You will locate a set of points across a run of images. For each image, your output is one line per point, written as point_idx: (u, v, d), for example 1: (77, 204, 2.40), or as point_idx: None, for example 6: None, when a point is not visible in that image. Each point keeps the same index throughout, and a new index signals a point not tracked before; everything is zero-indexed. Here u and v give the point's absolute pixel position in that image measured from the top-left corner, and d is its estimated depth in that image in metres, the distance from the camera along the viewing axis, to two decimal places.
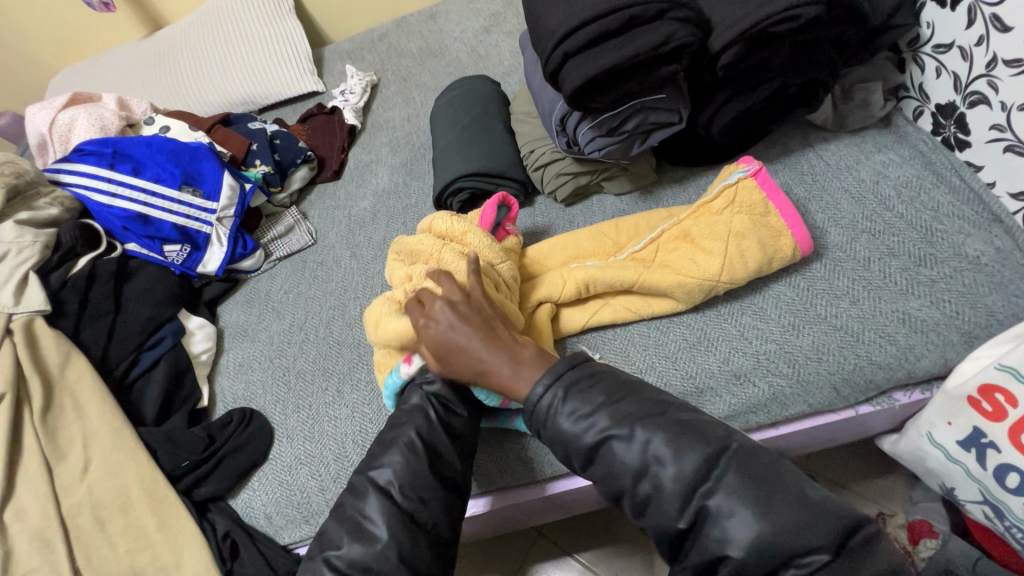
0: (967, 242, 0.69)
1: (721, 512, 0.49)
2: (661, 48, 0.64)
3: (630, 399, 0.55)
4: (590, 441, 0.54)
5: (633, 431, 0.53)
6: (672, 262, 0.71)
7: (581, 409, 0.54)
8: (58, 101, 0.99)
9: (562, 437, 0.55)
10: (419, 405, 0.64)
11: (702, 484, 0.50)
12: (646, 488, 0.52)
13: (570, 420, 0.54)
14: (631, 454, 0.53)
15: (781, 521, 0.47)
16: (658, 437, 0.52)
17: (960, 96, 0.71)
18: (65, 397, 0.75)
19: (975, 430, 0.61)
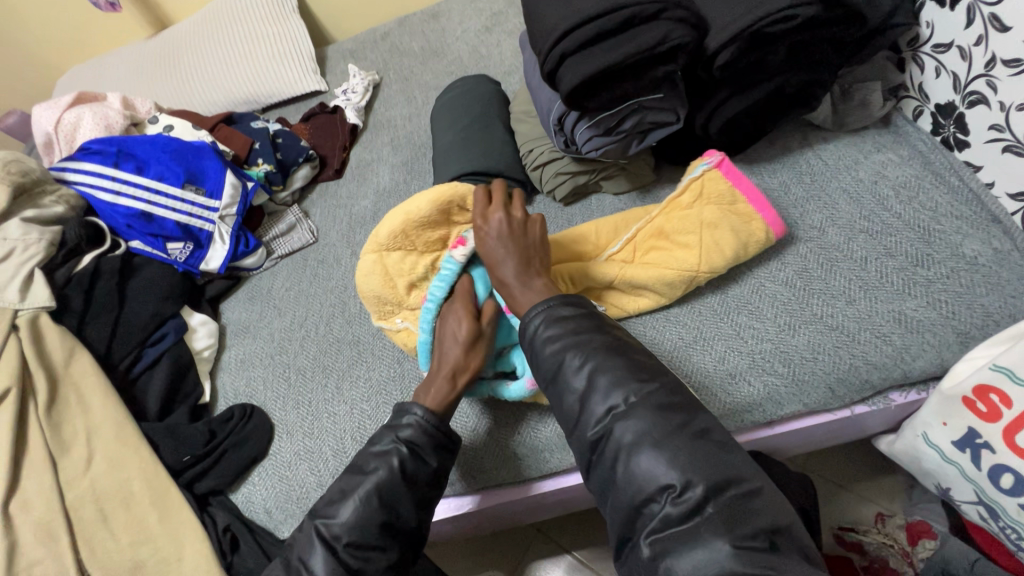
0: (966, 242, 0.69)
1: (624, 440, 0.51)
2: (657, 48, 0.64)
3: (601, 335, 0.57)
4: (549, 364, 0.57)
5: (584, 358, 0.56)
6: (651, 260, 0.72)
7: (555, 334, 0.58)
8: (64, 101, 1.00)
9: (537, 361, 0.59)
10: (391, 448, 0.60)
11: (618, 409, 0.52)
12: (576, 410, 0.55)
13: (542, 342, 0.58)
14: (576, 378, 0.55)
15: (677, 459, 0.48)
16: (603, 366, 0.55)
17: (960, 96, 0.70)
18: (69, 392, 0.76)
19: (970, 430, 0.61)
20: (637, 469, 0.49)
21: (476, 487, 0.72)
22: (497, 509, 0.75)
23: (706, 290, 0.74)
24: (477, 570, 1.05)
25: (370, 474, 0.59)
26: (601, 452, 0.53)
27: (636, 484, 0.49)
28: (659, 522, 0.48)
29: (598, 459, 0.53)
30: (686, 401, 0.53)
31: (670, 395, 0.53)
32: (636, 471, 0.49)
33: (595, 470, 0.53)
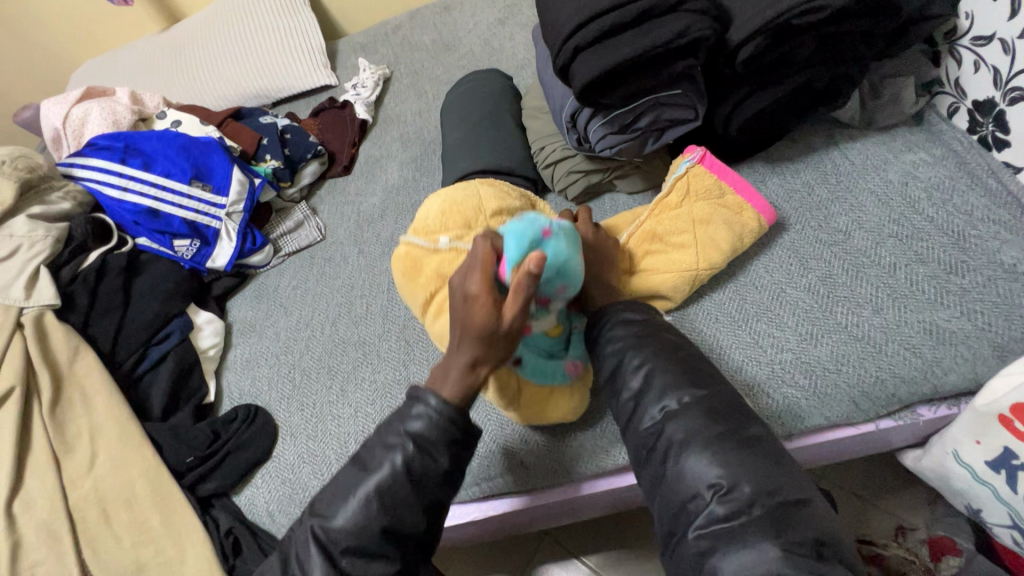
0: (1004, 249, 0.65)
1: (675, 438, 0.52)
2: (676, 41, 0.60)
3: (660, 338, 0.59)
4: (609, 363, 0.59)
5: (641, 356, 0.57)
6: (648, 265, 0.69)
7: (621, 334, 0.60)
8: (72, 95, 1.00)
9: (597, 357, 0.61)
10: (397, 445, 0.56)
11: (671, 407, 0.54)
12: (630, 406, 0.56)
13: (605, 341, 0.61)
14: (633, 377, 0.57)
15: (731, 460, 0.49)
16: (660, 366, 0.56)
17: (1000, 93, 0.66)
18: (73, 390, 0.75)
19: (1005, 451, 0.57)
20: (687, 468, 0.50)
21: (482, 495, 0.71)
22: (503, 518, 0.74)
23: (723, 295, 0.71)
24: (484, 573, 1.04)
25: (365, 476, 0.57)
26: (653, 448, 0.54)
27: (686, 483, 0.50)
28: (706, 521, 0.48)
29: (648, 454, 0.54)
30: (741, 408, 0.53)
31: (731, 402, 0.53)
32: (685, 471, 0.50)
33: (645, 465, 0.55)
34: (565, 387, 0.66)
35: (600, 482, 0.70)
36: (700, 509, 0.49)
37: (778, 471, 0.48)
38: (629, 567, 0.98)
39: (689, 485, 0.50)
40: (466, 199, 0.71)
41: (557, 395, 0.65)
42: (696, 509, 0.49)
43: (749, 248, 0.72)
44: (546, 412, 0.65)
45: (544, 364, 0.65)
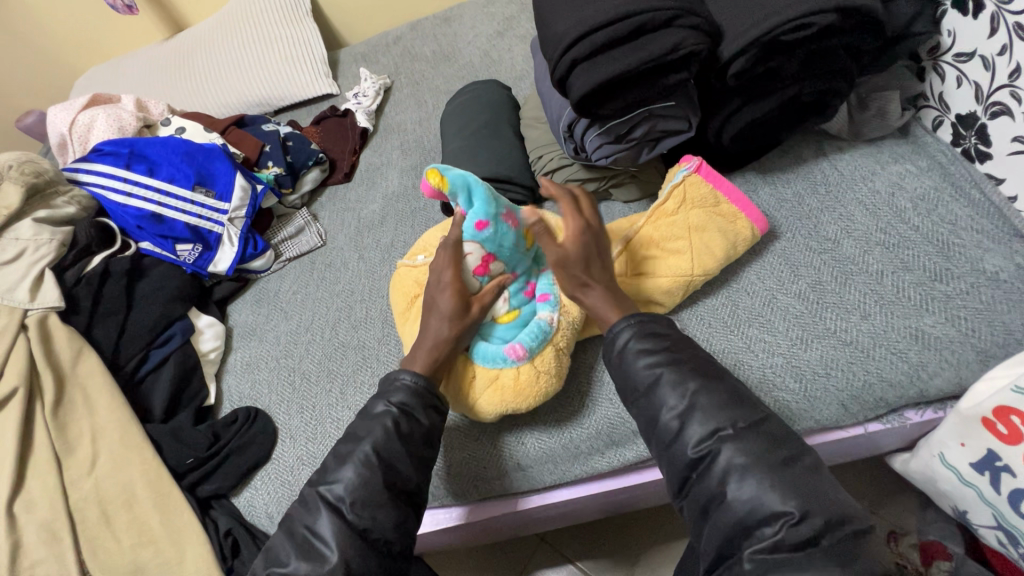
0: (986, 258, 0.67)
1: (733, 464, 0.51)
2: (670, 55, 0.63)
3: (696, 357, 0.58)
4: (642, 377, 0.58)
5: (683, 376, 0.56)
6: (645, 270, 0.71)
7: (649, 347, 0.58)
8: (78, 102, 1.01)
9: (623, 371, 0.59)
10: (383, 411, 0.60)
11: (724, 432, 0.53)
12: (673, 427, 0.55)
13: (636, 354, 0.59)
14: (673, 396, 0.56)
15: (796, 490, 0.49)
16: (705, 388, 0.55)
17: (982, 107, 0.69)
18: (76, 392, 0.76)
19: (989, 453, 0.58)
20: (745, 495, 0.50)
21: (475, 496, 0.71)
22: (497, 519, 0.75)
23: (716, 300, 0.73)
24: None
25: (359, 471, 0.57)
26: (701, 472, 0.53)
27: (743, 509, 0.49)
28: (765, 548, 0.48)
29: (696, 481, 0.53)
30: (783, 431, 0.53)
31: (775, 425, 0.53)
32: (744, 495, 0.50)
33: (691, 489, 0.54)
34: (513, 375, 0.66)
35: (592, 482, 0.72)
36: (758, 536, 0.49)
37: (826, 494, 0.49)
38: (622, 571, 0.99)
39: (748, 512, 0.49)
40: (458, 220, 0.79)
41: (506, 385, 0.66)
42: (758, 537, 0.48)
43: (742, 256, 0.73)
44: (495, 403, 0.66)
45: (491, 350, 0.67)
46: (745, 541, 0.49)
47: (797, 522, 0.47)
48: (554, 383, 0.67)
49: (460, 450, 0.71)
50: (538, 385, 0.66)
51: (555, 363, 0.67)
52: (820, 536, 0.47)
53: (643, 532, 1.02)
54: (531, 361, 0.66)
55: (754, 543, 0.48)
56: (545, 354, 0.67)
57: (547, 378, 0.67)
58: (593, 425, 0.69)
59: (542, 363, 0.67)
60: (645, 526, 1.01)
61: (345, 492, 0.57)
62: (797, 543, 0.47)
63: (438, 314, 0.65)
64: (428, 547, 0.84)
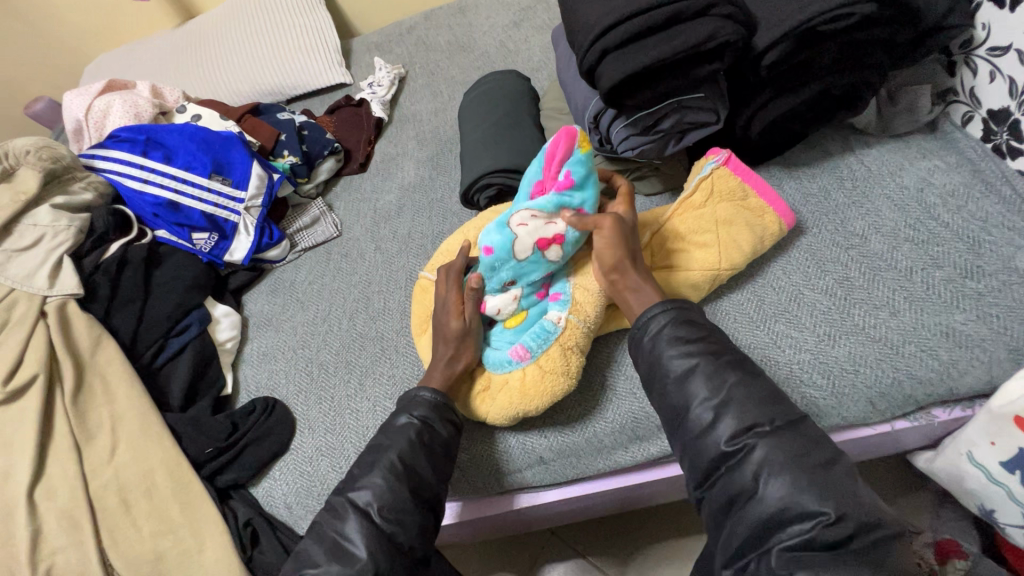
0: (1018, 255, 0.66)
1: (767, 461, 0.49)
2: (704, 45, 0.62)
3: (731, 350, 0.57)
4: (675, 364, 0.56)
5: (719, 369, 0.55)
6: (671, 263, 0.70)
7: (685, 335, 0.57)
8: (94, 88, 1.00)
9: (654, 356, 0.58)
10: (406, 424, 0.61)
11: (760, 428, 0.51)
12: (705, 420, 0.53)
13: (669, 343, 0.57)
14: (706, 388, 0.54)
15: (834, 490, 0.46)
16: (741, 382, 0.53)
17: (1015, 102, 0.68)
18: (95, 379, 0.76)
19: (1021, 452, 0.58)
20: (779, 492, 0.48)
21: (495, 490, 0.71)
22: (516, 513, 0.75)
23: (742, 295, 0.72)
24: (490, 571, 1.04)
25: (387, 475, 0.57)
26: (731, 465, 0.51)
27: (776, 505, 0.47)
28: (793, 544, 0.46)
29: (725, 473, 0.51)
30: (824, 433, 0.51)
31: (816, 427, 0.52)
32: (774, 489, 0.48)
33: (718, 482, 0.51)
34: (519, 377, 0.66)
35: (615, 476, 0.72)
36: (787, 533, 0.46)
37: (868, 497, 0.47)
38: (634, 567, 0.99)
39: (781, 508, 0.47)
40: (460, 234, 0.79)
41: (512, 387, 0.66)
42: (786, 533, 0.46)
43: (767, 250, 0.73)
44: (503, 407, 0.66)
45: (498, 355, 0.68)
46: (773, 536, 0.47)
47: (832, 523, 0.45)
48: (564, 382, 0.65)
49: (481, 445, 0.71)
50: (546, 385, 0.65)
51: (562, 362, 0.65)
52: (853, 538, 0.45)
53: (655, 527, 1.01)
54: (535, 362, 0.66)
55: (782, 539, 0.46)
56: (551, 353, 0.66)
57: (556, 378, 0.65)
58: (616, 418, 0.68)
59: (549, 363, 0.66)
60: (657, 521, 1.01)
61: (372, 498, 0.56)
62: (830, 543, 0.45)
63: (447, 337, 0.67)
64: (444, 540, 0.84)
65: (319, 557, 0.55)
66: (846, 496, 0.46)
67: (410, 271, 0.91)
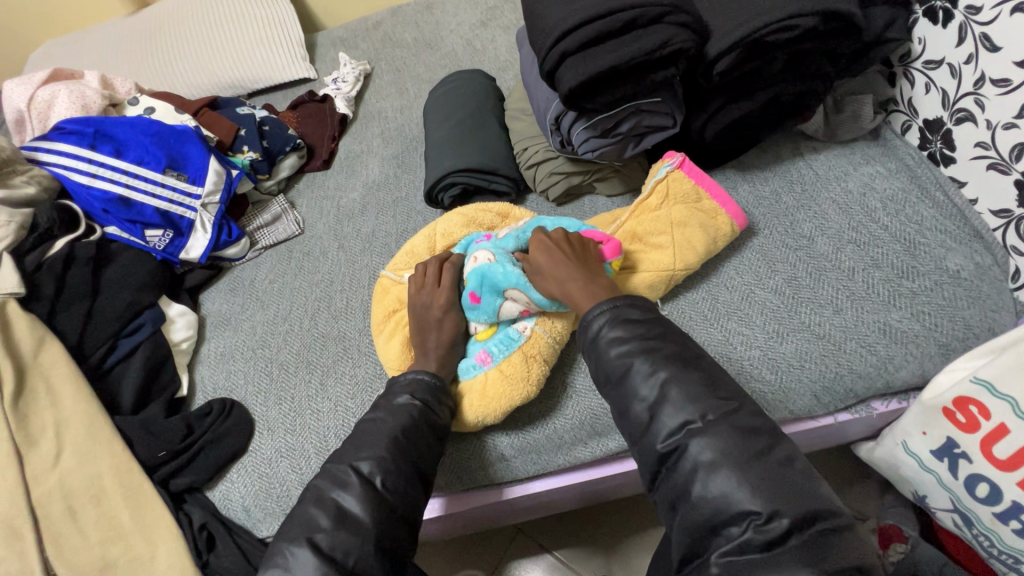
0: (949, 256, 0.70)
1: (701, 459, 0.47)
2: (659, 52, 0.63)
3: (671, 344, 0.54)
4: (613, 361, 0.54)
5: (657, 367, 0.52)
6: (630, 264, 0.72)
7: (621, 334, 0.55)
8: (38, 77, 0.96)
9: (596, 357, 0.56)
10: (406, 404, 0.61)
11: (693, 426, 0.49)
12: (644, 418, 0.52)
13: (608, 341, 0.55)
14: (645, 386, 0.52)
15: (766, 488, 0.44)
16: (676, 378, 0.51)
17: (947, 113, 0.72)
18: (38, 382, 0.73)
19: (948, 440, 0.62)
20: (713, 493, 0.46)
21: (459, 488, 0.71)
22: (483, 508, 0.75)
23: (696, 295, 0.75)
24: (457, 569, 1.04)
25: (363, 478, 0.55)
26: (671, 468, 0.49)
27: (710, 507, 0.46)
28: (734, 548, 0.44)
29: (667, 476, 0.49)
30: (760, 424, 0.48)
31: (750, 417, 0.49)
32: (713, 491, 0.46)
33: (662, 485, 0.50)
34: (480, 382, 0.68)
35: (571, 473, 0.73)
36: (726, 536, 0.45)
37: (805, 492, 0.44)
38: (599, 563, 1.00)
39: (714, 509, 0.45)
40: (423, 238, 0.80)
41: (473, 390, 0.67)
42: (725, 537, 0.45)
43: (721, 250, 0.75)
44: (465, 408, 0.67)
45: (464, 361, 0.70)
46: (714, 543, 0.45)
47: (765, 522, 0.43)
48: (524, 388, 0.66)
49: (468, 444, 0.71)
50: (506, 392, 0.66)
51: (523, 369, 0.67)
52: (791, 534, 0.43)
53: (618, 523, 1.03)
54: (496, 366, 0.68)
55: (723, 545, 0.45)
56: (513, 359, 0.67)
57: (518, 385, 0.66)
58: (575, 415, 0.70)
59: (509, 369, 0.67)
60: (620, 516, 1.03)
61: (352, 498, 0.54)
62: (767, 544, 0.43)
63: (438, 329, 0.69)
64: (428, 533, 0.84)
65: (324, 521, 0.52)
66: (776, 487, 0.44)
67: (373, 270, 0.90)
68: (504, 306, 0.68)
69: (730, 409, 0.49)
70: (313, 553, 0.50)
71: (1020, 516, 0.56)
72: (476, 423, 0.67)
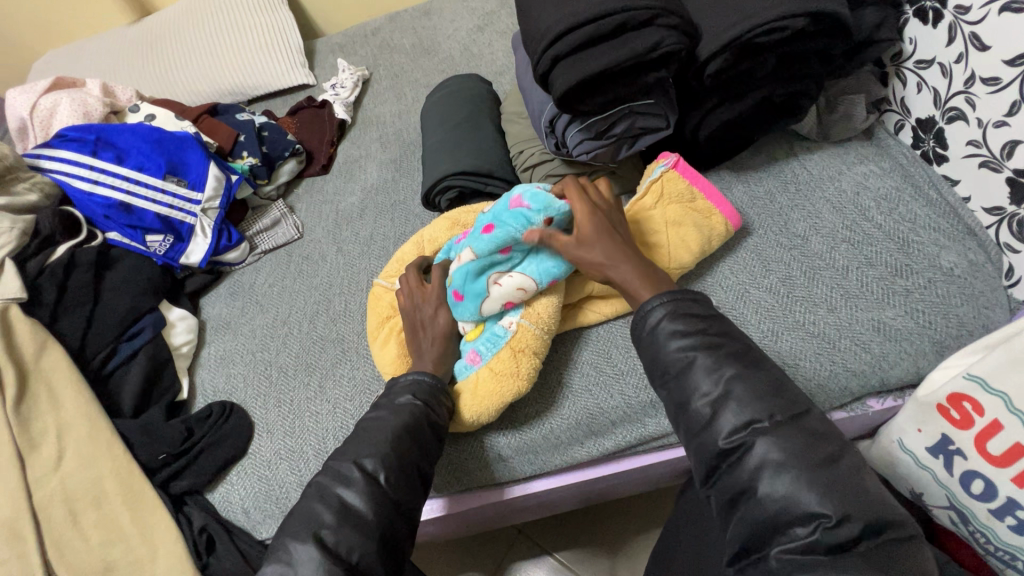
0: (942, 254, 0.71)
1: (768, 458, 0.47)
2: (650, 54, 0.64)
3: (733, 341, 0.54)
4: (674, 354, 0.54)
5: (719, 362, 0.52)
6: None
7: (683, 328, 0.55)
8: (40, 85, 0.97)
9: (656, 349, 0.56)
10: (407, 403, 0.61)
11: (759, 424, 0.49)
12: (705, 414, 0.52)
13: (667, 335, 0.55)
14: (706, 381, 0.52)
15: (836, 492, 0.45)
16: (741, 375, 0.51)
17: (939, 112, 0.72)
18: (40, 386, 0.74)
19: (943, 437, 0.62)
20: (778, 492, 0.46)
21: (456, 489, 0.72)
22: (483, 508, 0.75)
23: None
24: (456, 570, 1.05)
25: (363, 478, 0.55)
26: (732, 462, 0.49)
27: (775, 504, 0.46)
28: (798, 548, 0.44)
29: (727, 472, 0.49)
30: (826, 430, 0.49)
31: (818, 422, 0.49)
32: (779, 491, 0.46)
33: (720, 479, 0.50)
34: (472, 382, 0.68)
35: (570, 472, 0.74)
36: (789, 535, 0.45)
37: (870, 499, 0.45)
38: (601, 565, 1.00)
39: (779, 508, 0.46)
40: (414, 242, 0.82)
41: (466, 389, 0.68)
42: (789, 536, 0.45)
43: (715, 250, 0.75)
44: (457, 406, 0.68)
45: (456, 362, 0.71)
46: (775, 540, 0.46)
47: (835, 525, 0.44)
48: (515, 384, 0.67)
49: (463, 445, 0.71)
50: (497, 389, 0.66)
51: (513, 364, 0.67)
52: (859, 541, 0.44)
53: (618, 525, 1.03)
54: (486, 365, 0.68)
55: (785, 543, 0.45)
56: (502, 355, 0.68)
57: (508, 380, 0.67)
58: (571, 414, 0.70)
59: (500, 366, 0.67)
60: (620, 518, 1.03)
61: (348, 501, 0.54)
62: (834, 547, 0.43)
63: (429, 329, 0.69)
64: (427, 535, 0.84)
65: (328, 518, 0.53)
66: (845, 491, 0.45)
67: (371, 273, 0.91)
68: (487, 299, 0.67)
69: (796, 412, 0.50)
70: (312, 555, 0.50)
71: (1016, 512, 0.56)
72: (472, 422, 0.68)
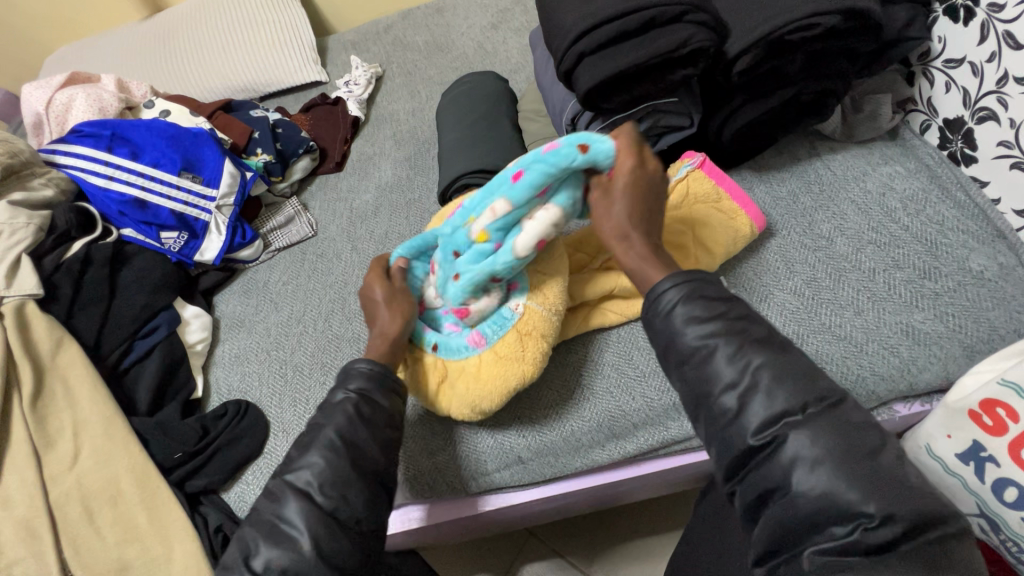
0: (971, 257, 0.69)
1: (801, 455, 0.42)
2: (679, 50, 0.63)
3: (755, 325, 0.49)
4: (691, 343, 0.48)
5: (743, 349, 0.47)
6: None
7: (700, 313, 0.49)
8: (55, 81, 0.97)
9: (668, 339, 0.50)
10: (343, 399, 0.55)
11: (792, 417, 0.44)
12: (731, 408, 0.46)
13: (683, 321, 0.49)
14: (730, 370, 0.46)
15: (878, 488, 0.40)
16: (770, 364, 0.46)
17: (969, 112, 0.71)
18: (56, 382, 0.73)
19: (974, 443, 0.60)
20: (814, 490, 0.41)
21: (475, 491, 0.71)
22: (499, 512, 0.75)
23: None
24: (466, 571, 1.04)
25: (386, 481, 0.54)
26: (763, 458, 0.44)
27: (811, 505, 0.41)
28: (835, 550, 0.40)
29: (756, 467, 0.45)
30: (866, 420, 0.44)
31: (857, 412, 0.44)
32: (815, 487, 0.41)
33: (747, 475, 0.45)
34: (474, 363, 0.66)
35: (590, 475, 0.73)
36: (827, 535, 0.41)
37: (918, 493, 0.40)
38: (613, 568, 0.99)
39: (816, 508, 0.41)
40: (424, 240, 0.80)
41: (468, 372, 0.66)
42: (826, 537, 0.41)
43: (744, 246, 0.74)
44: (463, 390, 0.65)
45: (454, 341, 0.67)
46: (809, 540, 0.42)
47: (878, 527, 0.39)
48: (518, 368, 0.64)
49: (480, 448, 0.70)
50: (500, 373, 0.64)
51: (518, 347, 0.64)
52: (905, 541, 0.39)
53: (629, 528, 1.02)
54: (491, 348, 0.65)
55: (820, 543, 0.41)
56: (507, 338, 0.65)
57: (512, 364, 0.64)
58: (592, 416, 0.69)
59: (503, 349, 0.65)
60: (632, 520, 1.02)
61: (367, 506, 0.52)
62: (876, 550, 0.39)
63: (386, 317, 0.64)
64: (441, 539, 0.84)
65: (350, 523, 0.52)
66: (891, 489, 0.40)
67: None
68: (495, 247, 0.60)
69: (828, 399, 0.45)
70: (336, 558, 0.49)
71: None
72: (477, 407, 0.66)
